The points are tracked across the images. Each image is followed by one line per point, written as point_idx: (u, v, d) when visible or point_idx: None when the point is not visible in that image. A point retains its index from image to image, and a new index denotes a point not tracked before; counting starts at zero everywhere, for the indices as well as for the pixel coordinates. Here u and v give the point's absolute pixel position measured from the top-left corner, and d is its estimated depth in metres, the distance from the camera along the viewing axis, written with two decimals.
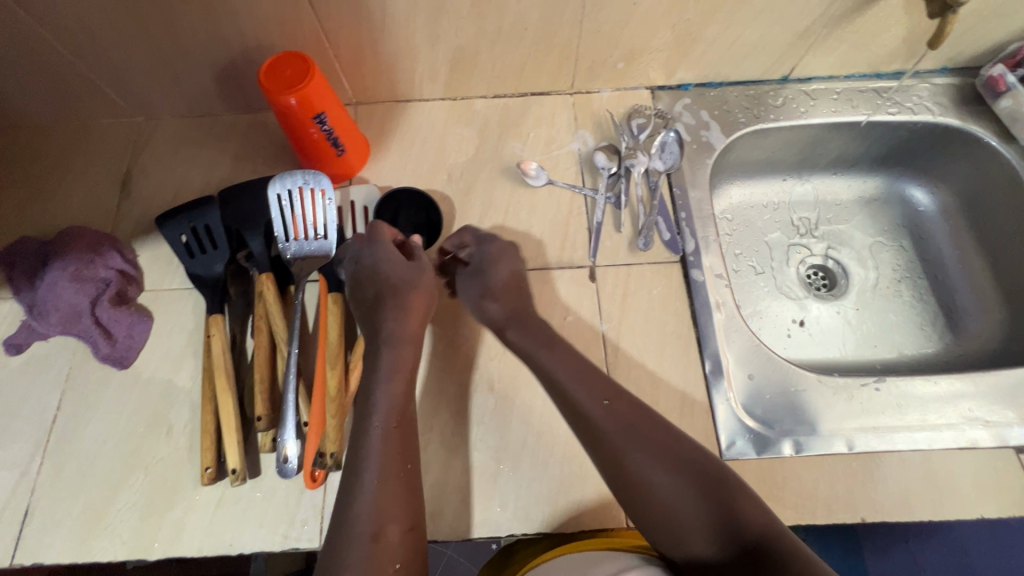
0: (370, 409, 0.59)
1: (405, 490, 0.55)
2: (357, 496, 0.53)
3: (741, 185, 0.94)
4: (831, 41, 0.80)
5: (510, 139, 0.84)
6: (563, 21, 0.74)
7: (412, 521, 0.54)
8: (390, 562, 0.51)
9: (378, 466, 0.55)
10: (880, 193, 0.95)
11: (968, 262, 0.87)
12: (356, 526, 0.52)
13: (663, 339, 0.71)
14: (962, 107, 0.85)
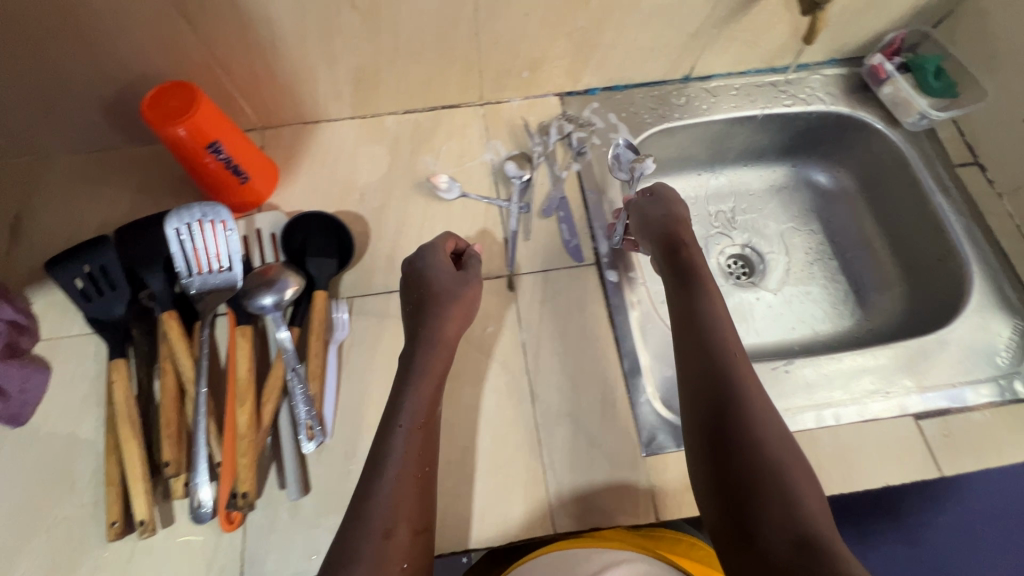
0: (403, 408, 0.59)
1: (418, 495, 0.54)
2: (372, 495, 0.53)
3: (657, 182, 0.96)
4: (723, 39, 0.83)
5: (423, 154, 0.84)
6: (460, 33, 0.74)
7: (422, 524, 0.53)
8: (395, 562, 0.50)
9: (400, 466, 0.55)
10: (789, 180, 0.99)
11: (871, 241, 0.92)
12: (370, 520, 0.52)
13: (583, 342, 0.72)
14: (852, 95, 0.89)
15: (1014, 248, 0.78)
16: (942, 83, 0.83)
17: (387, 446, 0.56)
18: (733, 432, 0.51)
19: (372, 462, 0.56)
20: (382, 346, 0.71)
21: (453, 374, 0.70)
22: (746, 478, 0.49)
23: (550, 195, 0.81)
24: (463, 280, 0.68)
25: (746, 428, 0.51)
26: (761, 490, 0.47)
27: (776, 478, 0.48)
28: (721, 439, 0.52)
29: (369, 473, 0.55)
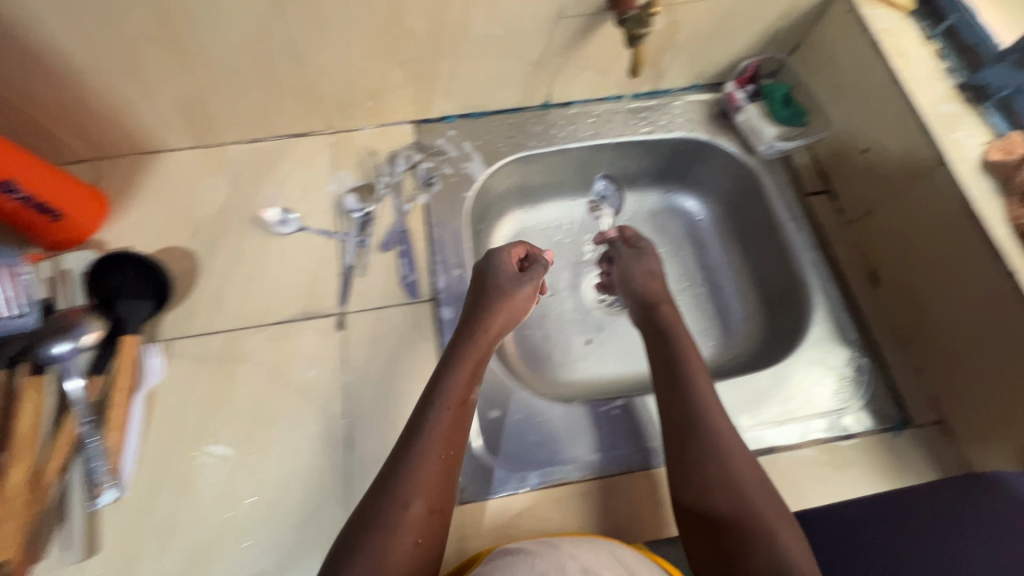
0: (444, 386, 0.60)
1: (444, 475, 0.55)
2: (411, 471, 0.54)
3: (529, 207, 0.94)
4: (572, 67, 0.81)
5: (264, 185, 0.81)
6: (283, 64, 0.71)
7: (439, 503, 0.54)
8: (407, 537, 0.51)
9: (433, 442, 0.56)
10: (663, 205, 0.97)
11: (735, 268, 0.91)
12: (382, 500, 0.52)
13: (408, 384, 0.70)
14: (713, 122, 0.89)
15: (857, 278, 0.78)
16: (789, 111, 0.83)
17: (427, 423, 0.57)
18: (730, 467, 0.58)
19: (416, 436, 0.56)
20: (197, 392, 0.68)
21: (269, 421, 0.67)
22: (740, 510, 0.55)
23: (392, 227, 0.79)
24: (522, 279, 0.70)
25: (722, 467, 0.58)
26: (749, 526, 0.54)
27: (761, 516, 0.54)
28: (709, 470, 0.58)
29: (406, 450, 0.55)
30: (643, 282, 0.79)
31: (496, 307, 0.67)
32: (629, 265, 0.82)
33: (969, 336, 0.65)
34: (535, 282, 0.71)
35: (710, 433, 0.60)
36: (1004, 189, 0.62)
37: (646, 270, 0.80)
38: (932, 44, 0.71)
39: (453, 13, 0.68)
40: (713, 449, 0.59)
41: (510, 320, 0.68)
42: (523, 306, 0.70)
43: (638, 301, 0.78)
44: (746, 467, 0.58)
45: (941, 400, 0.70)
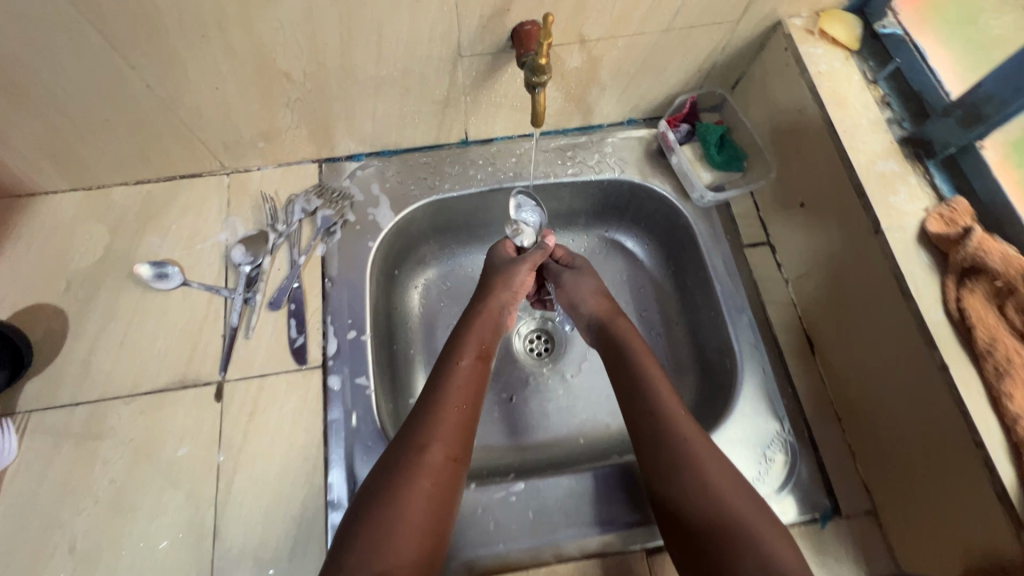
0: (460, 347, 0.67)
1: (462, 427, 0.61)
2: (433, 422, 0.59)
3: (455, 249, 0.87)
4: (485, 105, 0.74)
5: (148, 233, 0.74)
6: (147, 107, 0.63)
7: (457, 453, 0.59)
8: (427, 479, 0.55)
9: (449, 396, 0.62)
10: (601, 246, 0.87)
11: (672, 322, 0.81)
12: (404, 446, 0.58)
13: (287, 464, 0.64)
14: (648, 161, 0.80)
15: (793, 343, 0.71)
16: (723, 156, 0.75)
17: (447, 378, 0.64)
18: (698, 465, 0.56)
19: (439, 389, 0.63)
20: (52, 474, 0.62)
21: (130, 507, 0.61)
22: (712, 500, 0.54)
23: (283, 282, 0.72)
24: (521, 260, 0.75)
25: (692, 465, 0.56)
26: (723, 509, 0.53)
27: (736, 502, 0.54)
28: (679, 469, 0.56)
29: (430, 402, 0.61)
30: (592, 302, 0.74)
31: (497, 292, 0.72)
32: (574, 285, 0.76)
33: (901, 425, 0.58)
34: (532, 263, 0.75)
35: (672, 431, 0.59)
36: (942, 265, 0.56)
37: (593, 289, 0.75)
38: (874, 89, 0.64)
39: (331, 54, 0.60)
40: (681, 454, 0.57)
41: (509, 304, 0.72)
42: (517, 288, 0.73)
43: (590, 329, 0.73)
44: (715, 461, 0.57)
45: (874, 487, 0.63)
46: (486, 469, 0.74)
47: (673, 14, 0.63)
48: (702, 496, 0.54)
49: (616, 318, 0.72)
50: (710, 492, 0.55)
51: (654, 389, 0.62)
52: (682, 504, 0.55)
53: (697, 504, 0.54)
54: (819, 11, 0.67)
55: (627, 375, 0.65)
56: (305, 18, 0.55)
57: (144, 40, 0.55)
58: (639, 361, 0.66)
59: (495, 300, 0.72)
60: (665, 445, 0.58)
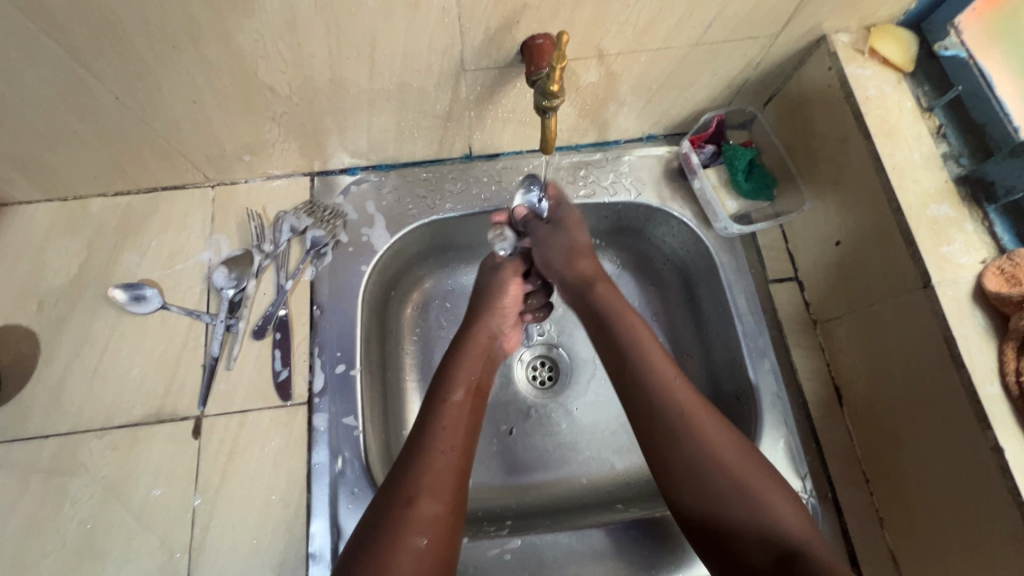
0: (449, 379, 0.59)
1: (455, 473, 0.52)
2: (421, 469, 0.51)
3: (458, 267, 0.80)
4: (491, 120, 0.67)
5: (127, 251, 0.69)
6: (116, 118, 0.58)
7: (451, 501, 0.51)
8: (415, 537, 0.47)
9: (438, 435, 0.54)
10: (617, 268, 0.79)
11: (689, 356, 0.74)
12: (388, 500, 0.49)
13: (267, 511, 0.59)
14: (667, 183, 0.73)
15: (819, 393, 0.65)
16: (751, 184, 0.69)
17: (433, 416, 0.56)
18: (754, 501, 0.49)
19: (425, 431, 0.54)
20: (17, 513, 0.58)
21: (99, 552, 0.57)
22: (790, 547, 0.46)
23: (269, 308, 0.67)
24: (501, 267, 0.70)
25: (744, 498, 0.49)
26: (805, 555, 0.45)
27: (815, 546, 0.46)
28: (742, 519, 0.48)
29: (417, 446, 0.53)
30: (566, 259, 0.67)
31: (489, 319, 0.66)
32: (547, 241, 0.68)
33: (939, 501, 0.53)
34: (515, 270, 0.70)
35: (697, 439, 0.52)
36: (1000, 328, 0.50)
37: (567, 247, 0.68)
38: (930, 118, 0.59)
39: (320, 67, 0.54)
40: (709, 462, 0.51)
41: (498, 329, 0.66)
42: (503, 309, 0.67)
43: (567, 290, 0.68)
44: (783, 504, 0.49)
45: (902, 560, 0.58)
46: (480, 513, 0.68)
47: (704, 28, 0.56)
48: (775, 544, 0.47)
49: (597, 281, 0.65)
50: (784, 539, 0.47)
51: (694, 432, 0.52)
52: (755, 558, 0.47)
53: (773, 556, 0.46)
54: (870, 25, 0.60)
55: (664, 417, 0.53)
56: (289, 29, 0.49)
57: (107, 50, 0.49)
58: (678, 405, 0.53)
59: (486, 328, 0.65)
60: (699, 470, 0.51)
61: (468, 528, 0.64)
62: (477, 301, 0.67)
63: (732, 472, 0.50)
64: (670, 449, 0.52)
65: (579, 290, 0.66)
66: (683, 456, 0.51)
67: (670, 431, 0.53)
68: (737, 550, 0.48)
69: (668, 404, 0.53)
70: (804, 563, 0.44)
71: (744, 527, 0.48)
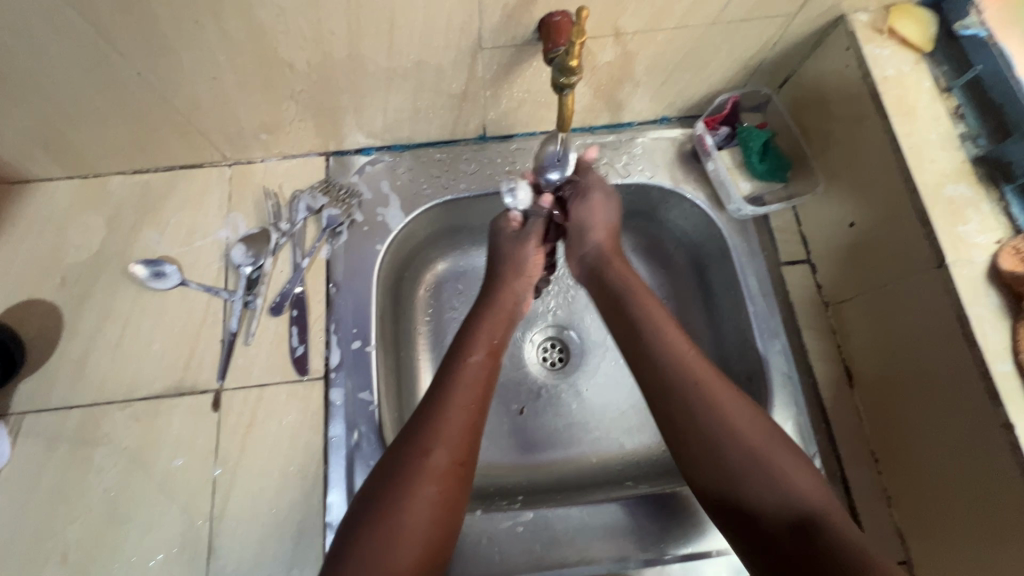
0: (470, 340, 0.60)
1: (469, 429, 0.53)
2: (438, 422, 0.52)
3: (471, 249, 0.81)
4: (506, 100, 0.67)
5: (146, 227, 0.70)
6: (136, 94, 0.58)
7: (463, 457, 0.52)
8: (428, 486, 0.49)
9: (455, 388, 0.55)
10: (631, 251, 0.80)
11: (699, 338, 0.74)
12: (403, 450, 0.51)
13: (284, 481, 0.61)
14: (681, 165, 0.73)
15: (829, 375, 0.65)
16: (766, 165, 0.69)
17: (454, 374, 0.57)
18: (777, 480, 0.49)
19: (444, 386, 0.56)
20: (45, 480, 0.60)
21: (123, 518, 0.59)
22: (808, 518, 0.47)
23: (285, 285, 0.68)
24: (527, 237, 0.68)
25: (767, 477, 0.49)
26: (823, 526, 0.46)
27: (834, 518, 0.47)
28: (760, 486, 0.49)
29: (434, 398, 0.55)
30: (593, 237, 0.67)
31: (513, 283, 0.67)
32: (581, 215, 0.67)
33: (946, 473, 0.54)
34: (538, 237, 0.68)
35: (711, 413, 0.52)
36: (1013, 307, 0.50)
37: (602, 225, 0.67)
38: (948, 99, 0.59)
39: (338, 43, 0.55)
40: (723, 434, 0.51)
41: (522, 295, 0.67)
42: (529, 275, 0.68)
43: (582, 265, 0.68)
44: (797, 473, 0.50)
45: (909, 538, 0.58)
46: (492, 489, 0.69)
47: (722, 7, 0.56)
48: (794, 513, 0.47)
49: (613, 260, 0.66)
50: (803, 509, 0.47)
51: (714, 399, 0.53)
52: (771, 525, 0.48)
53: (792, 525, 0.47)
54: (889, 4, 0.60)
55: (686, 382, 0.54)
56: (309, 4, 0.49)
57: (130, 25, 0.49)
58: (697, 380, 0.54)
59: (514, 293, 0.66)
60: (715, 442, 0.51)
61: (481, 502, 0.65)
62: (502, 270, 0.67)
63: (754, 448, 0.51)
64: (690, 419, 0.53)
65: (598, 265, 0.66)
66: (707, 424, 0.52)
67: (693, 401, 0.53)
68: (754, 516, 0.49)
69: (686, 379, 0.54)
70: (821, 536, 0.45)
71: (763, 496, 0.49)
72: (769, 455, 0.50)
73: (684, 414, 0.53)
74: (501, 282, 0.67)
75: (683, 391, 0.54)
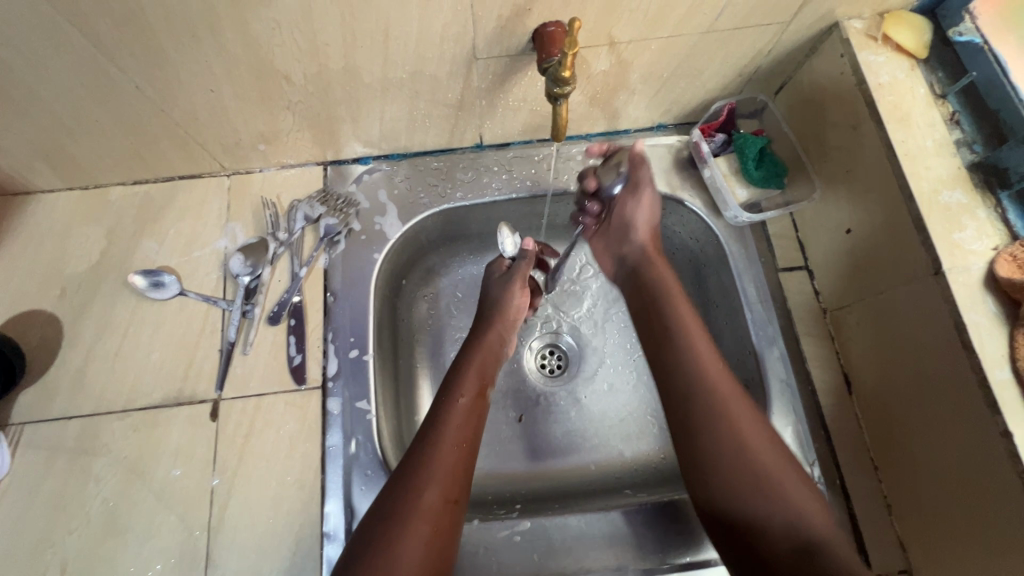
0: (458, 381, 0.61)
1: (461, 467, 0.54)
2: (430, 461, 0.53)
3: (469, 257, 0.82)
4: (502, 109, 0.68)
5: (145, 238, 0.71)
6: (135, 107, 0.59)
7: (455, 495, 0.52)
8: (422, 526, 0.49)
9: (447, 427, 0.56)
10: None
11: None
12: (396, 490, 0.52)
13: (283, 491, 0.61)
14: (677, 172, 0.73)
15: (828, 382, 0.65)
16: (761, 172, 0.69)
17: (442, 414, 0.57)
18: (785, 503, 0.50)
19: (434, 424, 0.56)
20: (44, 491, 0.60)
21: (123, 528, 0.59)
22: (807, 539, 0.49)
23: (284, 295, 0.68)
24: (512, 282, 0.70)
25: (777, 501, 0.51)
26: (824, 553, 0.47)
27: (833, 543, 0.48)
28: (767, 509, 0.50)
29: (428, 436, 0.55)
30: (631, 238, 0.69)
31: (501, 327, 0.68)
32: (631, 215, 0.68)
33: (947, 490, 0.53)
34: (522, 278, 0.70)
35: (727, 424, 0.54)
36: (1011, 315, 0.50)
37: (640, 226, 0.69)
38: (943, 105, 0.59)
39: (334, 55, 0.55)
40: (738, 451, 0.53)
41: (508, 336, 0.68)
42: (516, 317, 0.69)
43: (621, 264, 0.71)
44: (801, 489, 0.51)
45: (909, 548, 0.58)
46: (490, 498, 0.69)
47: (715, 15, 0.56)
48: (795, 536, 0.49)
49: (654, 261, 0.68)
50: (805, 536, 0.49)
51: (732, 416, 0.54)
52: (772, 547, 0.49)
53: (792, 548, 0.48)
54: (883, 11, 0.60)
55: (704, 419, 0.55)
56: (305, 17, 0.50)
57: (128, 39, 0.50)
58: (718, 394, 0.55)
59: (501, 339, 0.67)
60: (729, 461, 0.53)
61: (479, 511, 0.65)
62: (490, 312, 0.68)
63: (765, 463, 0.52)
64: (704, 435, 0.54)
65: (638, 266, 0.68)
66: (721, 440, 0.53)
67: (711, 415, 0.55)
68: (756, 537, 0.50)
69: (704, 405, 0.55)
70: (823, 561, 0.47)
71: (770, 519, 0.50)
72: (780, 477, 0.52)
73: (694, 436, 0.55)
74: (489, 324, 0.67)
75: (702, 399, 0.55)
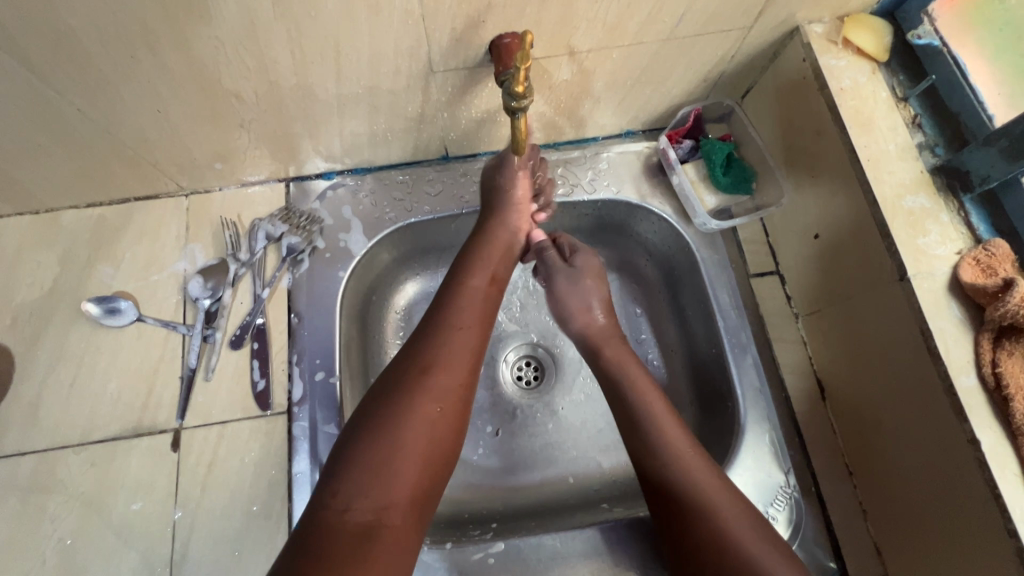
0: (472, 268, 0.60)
1: (472, 354, 0.54)
2: (442, 345, 0.53)
3: (442, 268, 0.80)
4: (465, 120, 0.66)
5: (101, 262, 0.68)
6: (79, 129, 0.56)
7: (464, 382, 0.52)
8: (432, 404, 0.49)
9: (462, 316, 0.56)
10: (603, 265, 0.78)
11: (671, 354, 0.73)
12: (406, 372, 0.51)
13: (248, 521, 0.59)
14: (647, 179, 0.72)
15: (801, 387, 0.65)
16: (729, 178, 0.69)
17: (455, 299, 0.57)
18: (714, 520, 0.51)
19: (448, 306, 0.56)
20: None
21: (80, 568, 0.57)
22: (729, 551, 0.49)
23: (246, 317, 0.66)
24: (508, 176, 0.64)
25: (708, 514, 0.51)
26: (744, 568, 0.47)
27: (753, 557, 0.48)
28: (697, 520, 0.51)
29: (441, 325, 0.54)
30: (581, 320, 0.66)
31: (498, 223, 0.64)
32: (565, 294, 0.66)
33: (919, 493, 0.53)
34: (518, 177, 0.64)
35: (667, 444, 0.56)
36: (975, 320, 0.50)
37: (585, 303, 0.66)
38: (905, 108, 0.59)
39: (285, 72, 0.53)
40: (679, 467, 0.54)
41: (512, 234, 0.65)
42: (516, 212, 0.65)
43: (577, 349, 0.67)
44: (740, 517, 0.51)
45: (885, 551, 0.57)
46: (466, 516, 0.68)
47: (674, 23, 0.55)
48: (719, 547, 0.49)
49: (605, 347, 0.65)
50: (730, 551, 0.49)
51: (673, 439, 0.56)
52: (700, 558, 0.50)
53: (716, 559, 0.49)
54: (842, 15, 0.60)
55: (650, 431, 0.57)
56: (249, 34, 0.48)
57: (62, 62, 0.47)
58: (660, 424, 0.57)
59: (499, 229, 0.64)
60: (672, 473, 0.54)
61: (454, 533, 0.64)
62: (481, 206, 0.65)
63: (702, 481, 0.53)
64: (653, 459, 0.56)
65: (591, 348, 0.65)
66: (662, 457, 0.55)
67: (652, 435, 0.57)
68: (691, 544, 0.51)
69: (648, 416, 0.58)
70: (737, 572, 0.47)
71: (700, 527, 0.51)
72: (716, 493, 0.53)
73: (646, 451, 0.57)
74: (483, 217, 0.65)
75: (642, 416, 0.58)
